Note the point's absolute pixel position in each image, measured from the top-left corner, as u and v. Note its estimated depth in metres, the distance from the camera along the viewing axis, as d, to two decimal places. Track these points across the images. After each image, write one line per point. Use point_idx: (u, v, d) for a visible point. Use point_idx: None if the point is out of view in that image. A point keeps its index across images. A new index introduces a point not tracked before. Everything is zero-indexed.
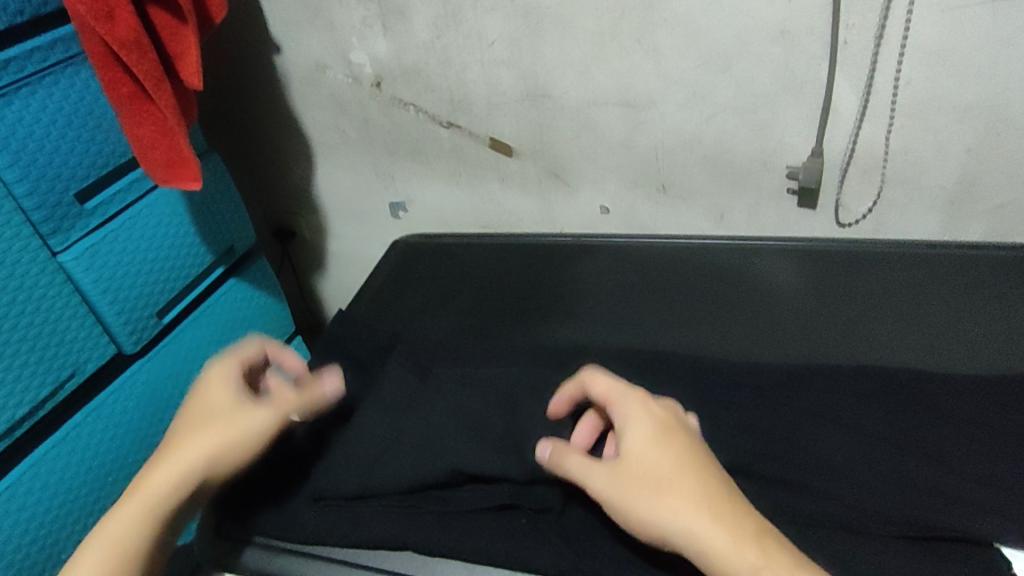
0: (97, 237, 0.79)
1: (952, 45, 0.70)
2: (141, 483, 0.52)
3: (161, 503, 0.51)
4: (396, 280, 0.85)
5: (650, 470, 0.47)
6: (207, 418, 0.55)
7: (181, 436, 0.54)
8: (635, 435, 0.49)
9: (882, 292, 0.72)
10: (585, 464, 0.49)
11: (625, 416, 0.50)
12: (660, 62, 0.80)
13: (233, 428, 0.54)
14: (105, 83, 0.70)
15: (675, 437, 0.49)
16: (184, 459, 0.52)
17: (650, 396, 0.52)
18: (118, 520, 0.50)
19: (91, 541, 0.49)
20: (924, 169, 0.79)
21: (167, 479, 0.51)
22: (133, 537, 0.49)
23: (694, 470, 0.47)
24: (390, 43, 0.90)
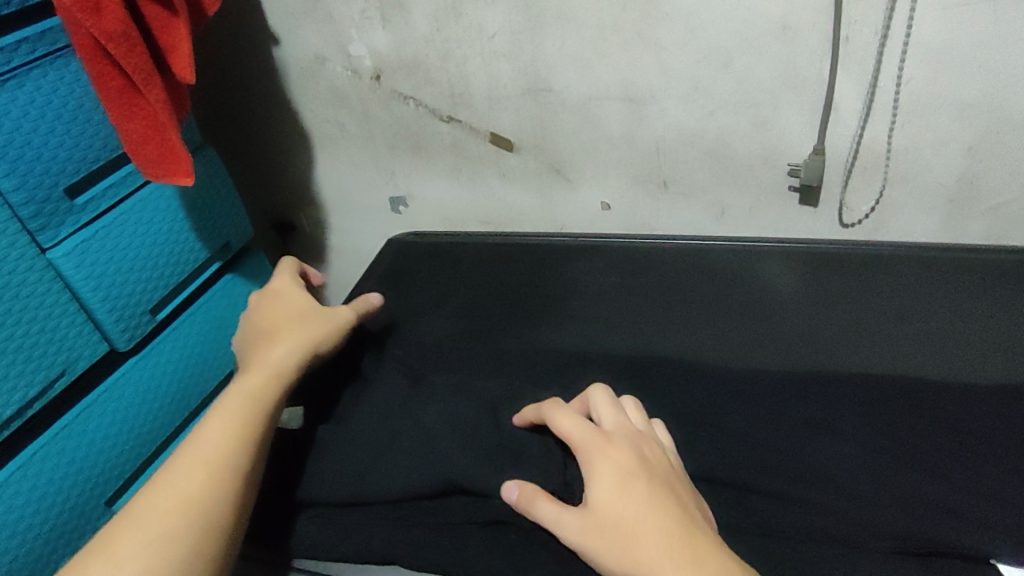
0: (88, 233, 0.79)
1: (955, 42, 0.69)
2: (255, 362, 0.60)
3: (282, 369, 0.59)
4: (394, 280, 0.84)
5: (615, 525, 0.43)
6: (298, 317, 0.66)
7: (278, 329, 0.64)
8: (596, 487, 0.45)
9: (882, 294, 0.72)
10: (554, 519, 0.46)
11: (585, 466, 0.47)
12: (661, 56, 0.80)
13: (326, 320, 0.66)
14: (94, 76, 0.69)
15: (640, 485, 0.45)
16: (293, 339, 0.63)
17: (611, 438, 0.48)
18: (244, 386, 0.57)
19: (223, 404, 0.55)
20: (926, 168, 0.78)
21: (281, 353, 0.61)
22: (265, 393, 0.57)
23: (661, 521, 0.43)
24: (389, 35, 0.89)
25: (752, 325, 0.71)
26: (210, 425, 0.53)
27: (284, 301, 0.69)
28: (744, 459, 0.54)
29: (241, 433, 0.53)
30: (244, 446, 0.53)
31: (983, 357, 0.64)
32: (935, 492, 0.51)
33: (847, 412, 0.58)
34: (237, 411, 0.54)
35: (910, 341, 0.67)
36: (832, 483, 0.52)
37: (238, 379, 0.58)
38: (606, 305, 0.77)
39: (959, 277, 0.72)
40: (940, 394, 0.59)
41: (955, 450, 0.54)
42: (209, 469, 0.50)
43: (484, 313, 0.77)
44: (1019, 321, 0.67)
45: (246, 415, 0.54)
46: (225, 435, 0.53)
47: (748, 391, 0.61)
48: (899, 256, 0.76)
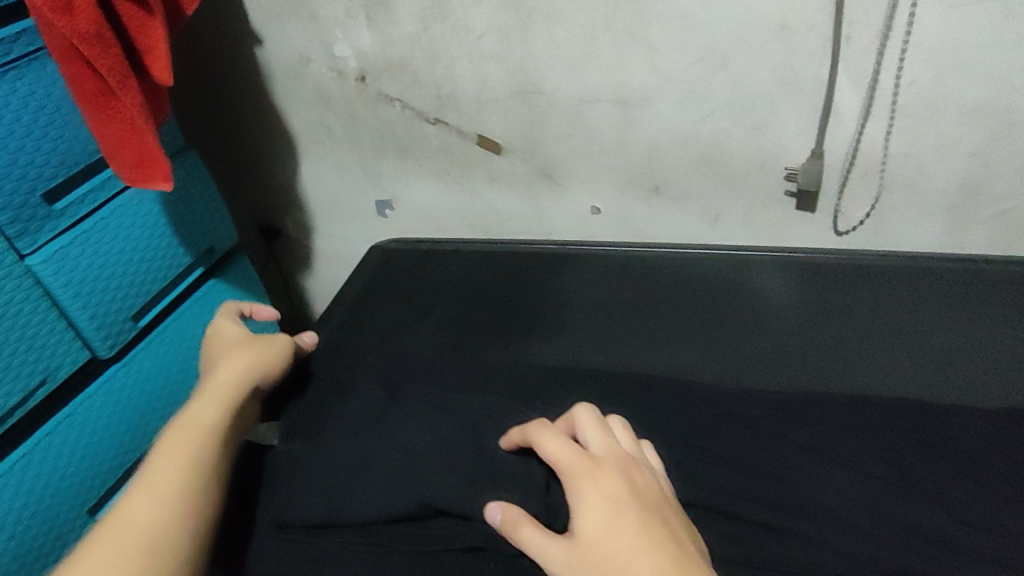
0: (67, 239, 0.76)
1: (959, 42, 0.66)
2: (202, 390, 0.58)
3: (231, 395, 0.58)
4: (377, 290, 0.82)
5: (604, 560, 0.41)
6: (242, 342, 0.65)
7: (221, 356, 0.63)
8: (584, 517, 0.43)
9: (879, 306, 0.69)
10: (539, 546, 0.44)
11: (573, 494, 0.44)
12: (655, 57, 0.77)
13: (269, 342, 0.65)
14: (69, 79, 0.67)
15: (631, 518, 0.42)
16: (237, 363, 0.61)
17: (600, 464, 0.46)
18: (193, 415, 0.56)
19: (172, 437, 0.54)
20: (927, 174, 0.76)
21: (228, 377, 0.59)
22: (213, 421, 0.55)
23: (653, 558, 0.40)
24: (375, 35, 0.86)
25: (745, 338, 0.69)
26: (158, 458, 0.52)
27: (227, 330, 0.67)
28: (730, 484, 0.52)
29: (192, 465, 0.52)
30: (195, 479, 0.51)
31: (985, 374, 0.62)
32: (932, 520, 0.49)
33: (843, 431, 0.56)
34: (185, 443, 0.53)
35: (908, 356, 0.65)
36: (823, 509, 0.50)
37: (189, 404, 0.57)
38: (594, 317, 0.74)
39: (960, 290, 0.70)
40: (938, 413, 0.57)
41: (953, 475, 0.52)
42: (159, 505, 0.49)
43: (470, 325, 0.75)
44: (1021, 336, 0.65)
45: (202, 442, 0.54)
46: (174, 469, 0.51)
47: (738, 410, 0.58)
48: (896, 269, 0.73)
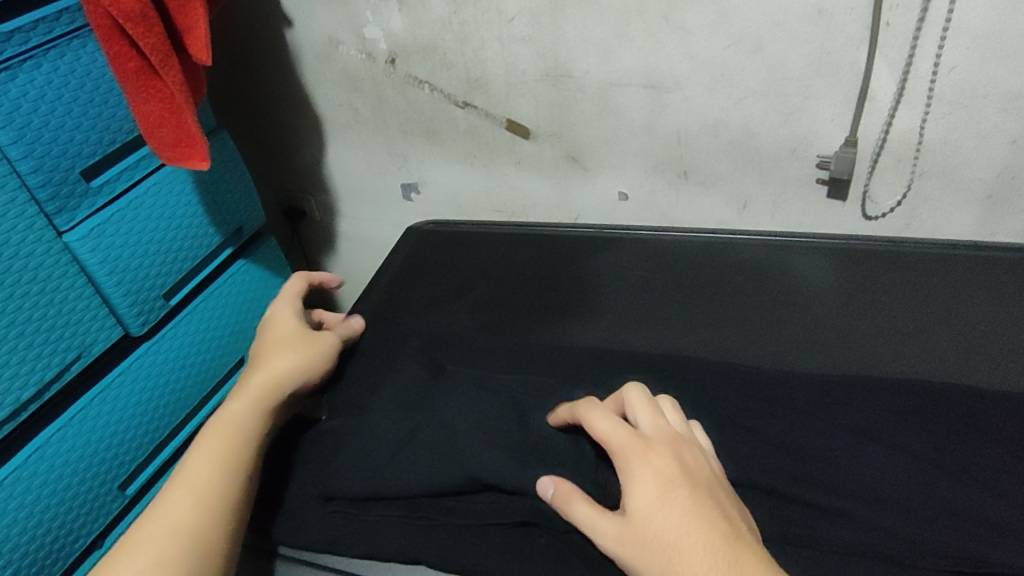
0: (103, 216, 0.77)
1: (999, 29, 0.66)
2: (236, 389, 0.58)
3: (265, 396, 0.57)
4: (411, 272, 0.83)
5: (658, 538, 0.42)
6: (287, 337, 0.64)
7: (264, 353, 0.62)
8: (637, 495, 0.44)
9: (914, 294, 0.70)
10: (590, 520, 0.45)
11: (625, 472, 0.45)
12: (688, 41, 0.77)
13: (316, 344, 0.64)
14: (111, 57, 0.68)
15: (683, 497, 0.43)
16: (274, 365, 0.60)
17: (651, 444, 0.46)
18: (225, 416, 0.55)
19: (205, 438, 0.54)
20: (960, 162, 0.76)
21: (263, 379, 0.59)
22: (245, 424, 0.55)
23: (708, 538, 0.41)
24: (405, 18, 0.86)
25: (777, 324, 0.70)
26: (191, 458, 0.52)
27: (278, 320, 0.66)
28: (770, 465, 0.53)
29: (225, 464, 0.52)
30: (231, 476, 0.52)
31: (1020, 361, 0.63)
32: (971, 503, 0.50)
33: (881, 414, 0.56)
34: (218, 444, 0.53)
35: (941, 344, 0.65)
36: (863, 490, 0.51)
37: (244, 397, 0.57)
38: (627, 301, 0.75)
39: (1002, 277, 0.70)
40: (977, 400, 0.57)
41: (993, 460, 0.52)
42: (199, 499, 0.50)
43: (505, 308, 0.76)
44: None
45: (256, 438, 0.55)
46: (208, 468, 0.51)
47: (773, 393, 0.59)
48: (943, 255, 0.73)
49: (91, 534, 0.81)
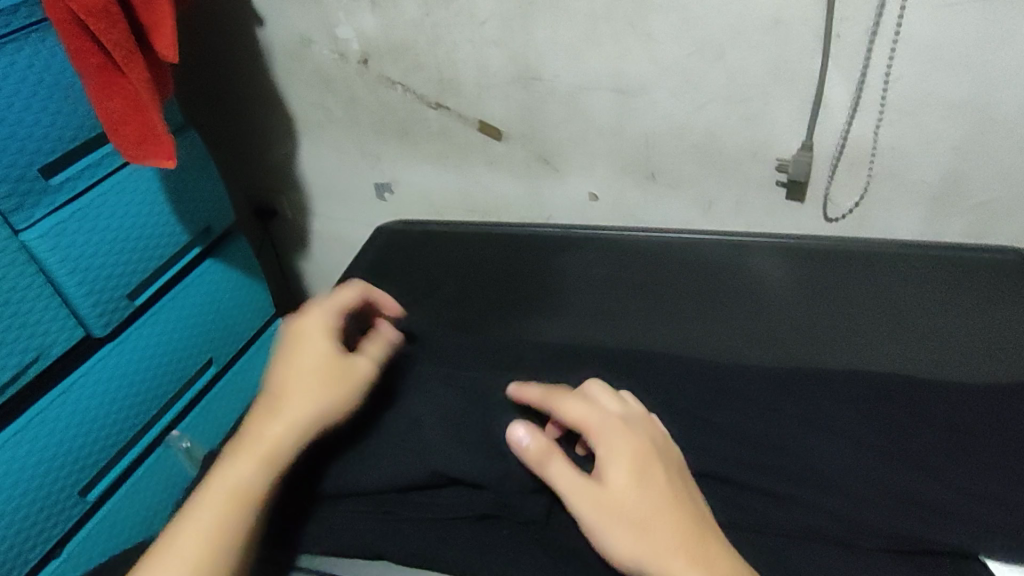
0: (64, 216, 0.76)
1: (943, 41, 0.70)
2: (248, 438, 0.51)
3: (280, 456, 0.50)
4: (379, 270, 0.84)
5: (633, 510, 0.44)
6: (315, 374, 0.55)
7: (287, 392, 0.54)
8: (618, 467, 0.45)
9: (866, 292, 0.73)
10: (564, 485, 0.46)
11: (604, 442, 0.47)
12: (653, 47, 0.79)
13: (346, 386, 0.56)
14: (72, 52, 0.67)
15: (660, 474, 0.46)
16: (296, 417, 0.52)
17: (629, 420, 0.49)
18: (231, 473, 0.49)
19: (205, 496, 0.47)
20: (910, 165, 0.79)
21: (279, 433, 0.51)
22: (251, 488, 0.48)
23: (679, 513, 0.44)
24: (377, 19, 0.87)
25: (736, 319, 0.72)
26: (188, 519, 0.47)
27: (313, 342, 0.57)
28: (729, 457, 0.55)
29: (216, 536, 0.46)
30: (221, 548, 0.46)
31: (961, 355, 0.66)
32: (917, 492, 0.52)
33: (835, 407, 0.59)
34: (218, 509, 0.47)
35: (893, 341, 0.68)
36: (814, 480, 0.53)
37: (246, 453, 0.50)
38: (592, 297, 0.77)
39: (946, 274, 0.74)
40: (926, 392, 0.60)
41: (939, 451, 0.55)
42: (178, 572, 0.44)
43: (471, 304, 0.77)
44: (999, 323, 0.69)
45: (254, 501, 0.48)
46: (202, 542, 0.45)
47: (730, 387, 0.61)
48: (892, 252, 0.77)
49: (50, 540, 0.80)
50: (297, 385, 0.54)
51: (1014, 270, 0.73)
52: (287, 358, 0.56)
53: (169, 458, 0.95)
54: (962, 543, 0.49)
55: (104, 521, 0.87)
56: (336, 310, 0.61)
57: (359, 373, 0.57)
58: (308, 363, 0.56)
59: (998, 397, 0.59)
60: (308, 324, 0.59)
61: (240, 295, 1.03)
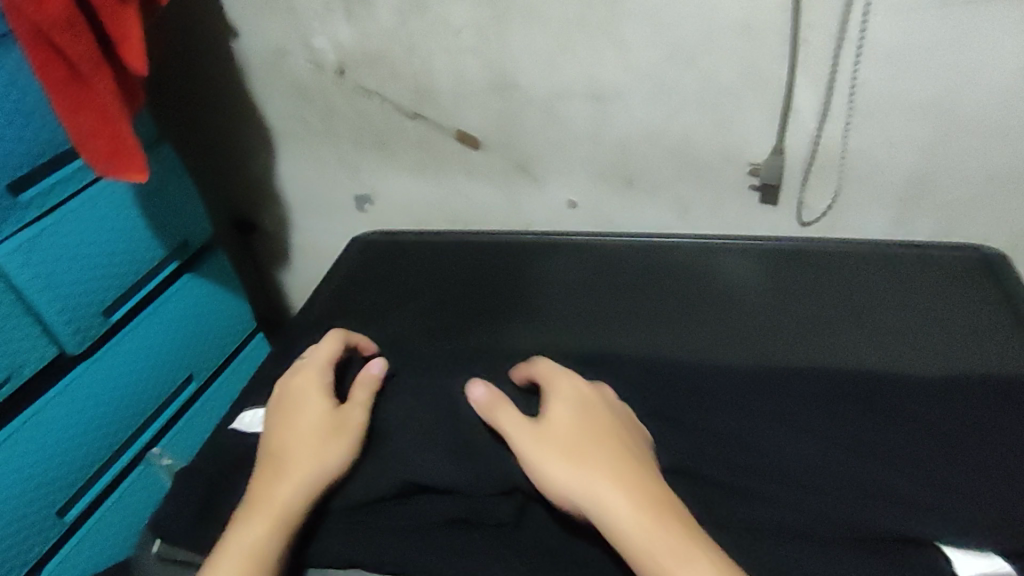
0: (37, 232, 0.75)
1: (905, 45, 0.72)
2: (255, 504, 0.51)
3: (289, 515, 0.51)
4: (354, 281, 0.84)
5: (566, 438, 0.52)
6: (311, 431, 0.56)
7: (288, 453, 0.55)
8: (562, 408, 0.55)
9: (829, 289, 0.77)
10: (512, 426, 0.55)
11: (555, 393, 0.57)
12: (627, 53, 0.80)
13: (344, 437, 0.57)
14: (38, 66, 0.66)
15: (591, 416, 0.54)
16: (300, 475, 0.53)
17: (583, 382, 0.58)
18: (241, 538, 0.49)
19: (218, 568, 0.48)
20: (877, 167, 0.81)
21: (286, 494, 0.52)
22: (264, 551, 0.49)
23: (608, 442, 0.51)
24: (353, 30, 0.87)
25: (708, 323, 0.74)
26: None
27: (306, 402, 0.59)
28: (698, 457, 0.57)
29: None
30: None
31: (919, 346, 0.69)
32: (880, 484, 0.55)
33: (799, 405, 0.62)
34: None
35: (857, 339, 0.71)
36: (781, 479, 0.55)
37: (255, 517, 0.50)
38: (569, 303, 0.78)
39: (903, 268, 0.79)
40: (883, 386, 0.64)
41: (897, 445, 0.58)
42: None
43: (448, 313, 0.78)
44: (953, 323, 0.72)
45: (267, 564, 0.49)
46: None
47: (703, 392, 0.64)
48: (853, 251, 0.81)
49: (26, 563, 0.78)
50: (300, 443, 0.55)
51: (975, 267, 0.78)
52: (286, 418, 0.58)
53: (148, 475, 0.94)
54: (924, 532, 0.51)
55: (82, 542, 0.85)
56: (328, 362, 0.63)
57: (355, 422, 0.58)
58: (308, 420, 0.57)
59: (952, 400, 0.63)
60: (303, 381, 0.61)
61: (219, 309, 1.02)
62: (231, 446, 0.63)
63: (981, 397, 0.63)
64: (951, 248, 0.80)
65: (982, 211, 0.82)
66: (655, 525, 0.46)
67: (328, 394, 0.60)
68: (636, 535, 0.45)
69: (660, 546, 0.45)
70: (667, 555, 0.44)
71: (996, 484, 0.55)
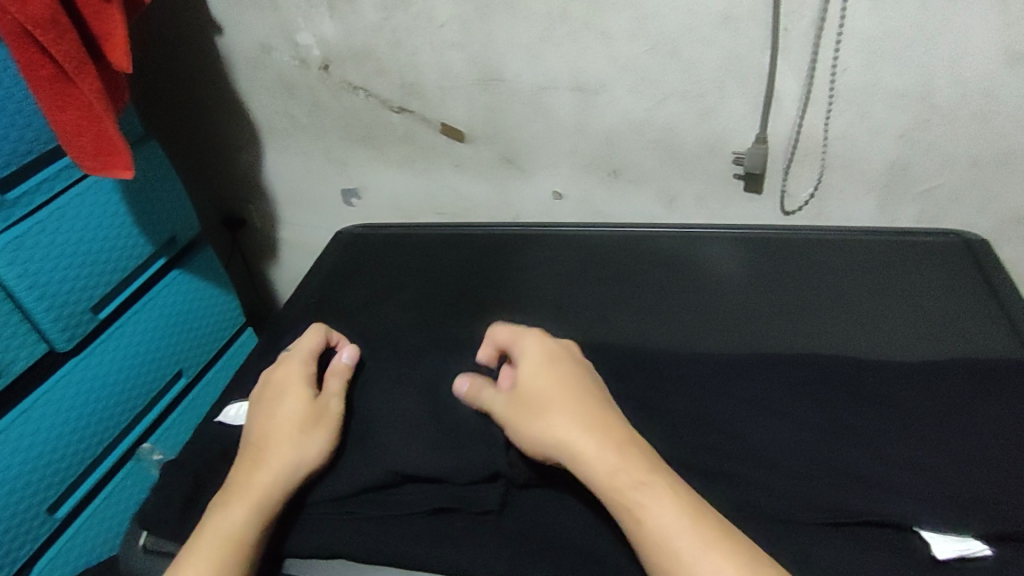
0: (22, 230, 0.75)
1: (885, 33, 0.72)
2: (236, 491, 0.53)
3: (268, 502, 0.53)
4: (339, 275, 0.84)
5: (536, 396, 0.54)
6: (290, 420, 0.57)
7: (267, 443, 0.56)
8: (528, 368, 0.57)
9: (813, 277, 0.78)
10: (493, 401, 0.57)
11: (521, 354, 0.58)
12: (610, 45, 0.80)
13: (322, 426, 0.58)
14: (22, 65, 0.66)
15: (562, 371, 0.56)
16: (279, 463, 0.54)
17: (546, 340, 0.60)
18: (222, 523, 0.51)
19: (199, 551, 0.50)
20: (859, 155, 0.82)
21: (265, 482, 0.53)
22: (244, 536, 0.51)
23: (573, 392, 0.54)
24: (337, 25, 0.87)
25: (692, 312, 0.75)
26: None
27: (284, 392, 0.59)
28: (679, 444, 0.57)
29: None
30: None
31: (898, 332, 0.70)
32: (861, 471, 0.55)
33: (777, 388, 0.63)
34: (212, 560, 0.49)
35: (838, 328, 0.72)
36: (761, 465, 0.56)
37: (236, 504, 0.52)
38: (553, 295, 0.78)
39: (885, 255, 0.79)
40: (869, 374, 0.64)
41: (878, 430, 0.58)
42: None
43: (433, 306, 0.78)
44: (936, 308, 0.73)
45: (245, 549, 0.50)
46: None
47: (685, 379, 0.64)
48: (835, 240, 0.82)
49: (19, 560, 0.79)
50: (279, 433, 0.56)
51: (957, 252, 0.79)
52: (267, 407, 0.59)
53: (139, 471, 0.95)
54: (900, 513, 0.51)
55: (75, 537, 0.86)
56: (308, 353, 0.64)
57: (332, 411, 0.59)
58: (287, 409, 0.58)
59: (934, 381, 0.63)
60: (282, 370, 0.62)
61: (208, 304, 1.02)
62: (217, 439, 0.64)
63: (964, 377, 0.63)
64: (934, 234, 0.81)
65: (963, 197, 0.83)
66: (619, 460, 0.49)
67: (308, 383, 0.61)
68: (602, 471, 0.49)
69: (625, 477, 0.48)
70: (632, 484, 0.47)
71: (972, 464, 0.55)
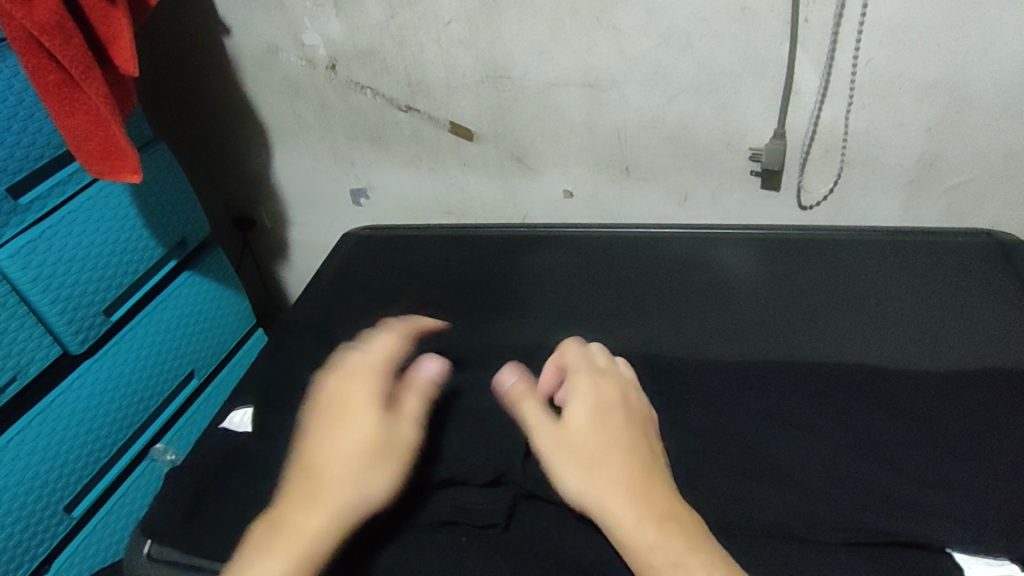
0: (35, 234, 0.76)
1: (911, 22, 0.68)
2: (281, 527, 0.45)
3: (314, 553, 0.45)
4: (345, 277, 0.84)
5: (585, 444, 0.49)
6: (352, 453, 0.48)
7: (322, 474, 0.47)
8: (580, 410, 0.52)
9: (829, 278, 0.75)
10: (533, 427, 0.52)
11: (576, 394, 0.54)
12: (620, 40, 0.78)
13: (388, 460, 0.50)
14: (30, 70, 0.66)
15: (615, 423, 0.51)
16: (334, 503, 0.46)
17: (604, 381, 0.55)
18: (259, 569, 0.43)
19: None
20: (883, 148, 0.78)
21: (316, 527, 0.45)
22: None
23: (628, 455, 0.48)
24: (343, 24, 0.86)
25: (705, 316, 0.73)
26: None
27: (347, 411, 0.50)
28: (689, 455, 0.56)
29: None
30: None
31: (921, 337, 0.67)
32: (882, 486, 0.52)
33: (793, 397, 0.60)
34: None
35: (859, 333, 0.69)
36: (774, 478, 0.54)
37: (278, 548, 0.44)
38: (562, 299, 0.77)
39: (905, 255, 0.76)
40: (889, 382, 0.61)
41: (900, 442, 0.56)
42: None
43: (438, 310, 0.77)
44: (963, 312, 0.70)
45: None
46: None
47: (697, 387, 0.62)
48: (852, 238, 0.79)
49: (35, 560, 0.79)
50: (334, 466, 0.48)
51: (986, 252, 0.75)
52: (324, 431, 0.50)
53: (151, 472, 0.95)
54: (922, 533, 0.49)
55: (90, 537, 0.86)
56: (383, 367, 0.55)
57: (400, 443, 0.51)
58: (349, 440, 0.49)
59: (960, 391, 0.60)
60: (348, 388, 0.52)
61: (218, 305, 1.02)
62: (220, 446, 0.63)
63: (992, 386, 0.60)
64: (960, 232, 0.77)
65: (993, 194, 0.79)
66: (660, 537, 0.44)
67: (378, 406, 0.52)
68: (642, 548, 0.44)
69: (664, 556, 0.43)
70: (669, 563, 0.43)
71: (1002, 480, 0.52)
